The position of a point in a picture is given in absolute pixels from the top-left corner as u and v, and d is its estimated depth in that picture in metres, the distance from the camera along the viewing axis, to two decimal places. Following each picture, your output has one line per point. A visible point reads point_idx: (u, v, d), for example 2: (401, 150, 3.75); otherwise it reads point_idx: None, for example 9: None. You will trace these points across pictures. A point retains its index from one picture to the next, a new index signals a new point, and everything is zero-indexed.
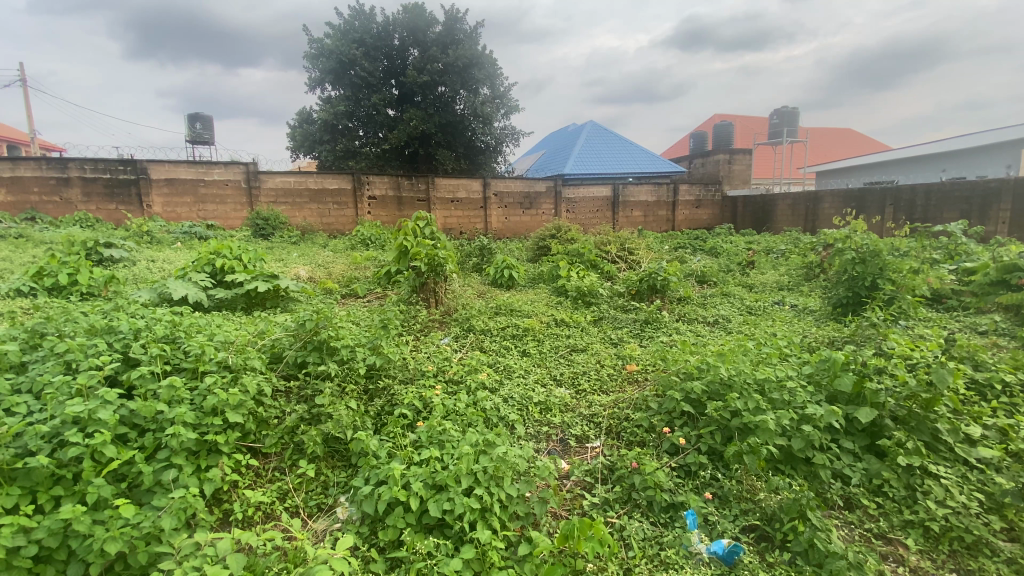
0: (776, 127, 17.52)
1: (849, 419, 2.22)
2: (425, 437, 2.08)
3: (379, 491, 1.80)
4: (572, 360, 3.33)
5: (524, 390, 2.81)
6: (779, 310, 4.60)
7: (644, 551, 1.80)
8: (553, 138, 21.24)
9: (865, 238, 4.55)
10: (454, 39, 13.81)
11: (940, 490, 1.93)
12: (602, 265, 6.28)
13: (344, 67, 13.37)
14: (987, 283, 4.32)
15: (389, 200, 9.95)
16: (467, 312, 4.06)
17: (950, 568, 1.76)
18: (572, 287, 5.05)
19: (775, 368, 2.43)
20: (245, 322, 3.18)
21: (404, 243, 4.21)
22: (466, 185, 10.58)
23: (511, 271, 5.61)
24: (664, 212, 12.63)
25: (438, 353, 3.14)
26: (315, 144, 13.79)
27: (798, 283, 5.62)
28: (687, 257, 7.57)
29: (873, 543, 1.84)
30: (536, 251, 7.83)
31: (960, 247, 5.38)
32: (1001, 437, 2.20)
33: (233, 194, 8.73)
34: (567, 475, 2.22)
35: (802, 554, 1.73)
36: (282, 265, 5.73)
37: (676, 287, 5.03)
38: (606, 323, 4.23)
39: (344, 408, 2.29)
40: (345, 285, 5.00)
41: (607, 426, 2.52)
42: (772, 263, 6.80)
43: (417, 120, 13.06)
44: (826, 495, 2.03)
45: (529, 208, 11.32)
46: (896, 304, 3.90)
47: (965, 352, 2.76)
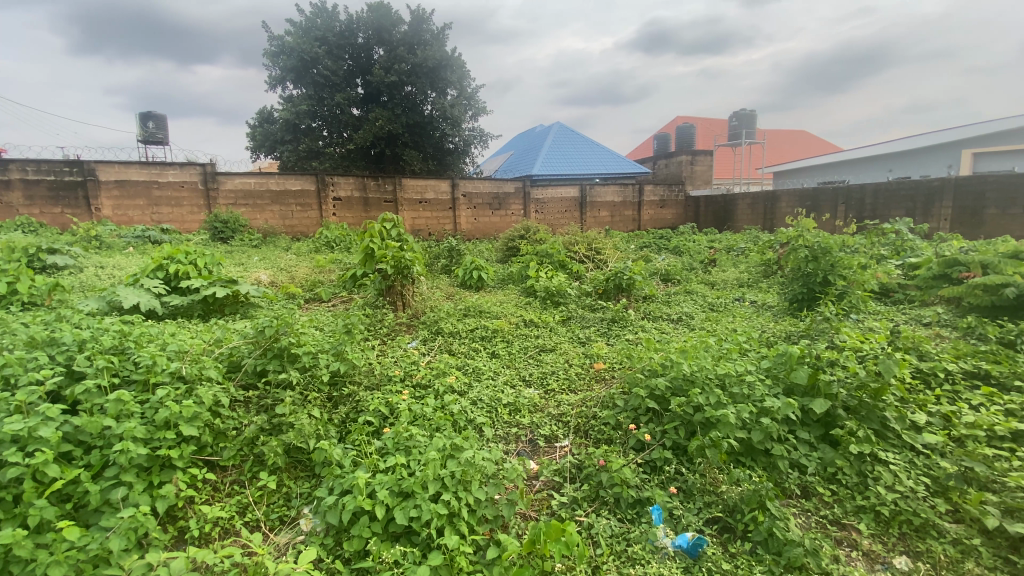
0: (735, 129, 18.09)
1: (805, 411, 2.31)
2: (391, 444, 2.04)
3: (344, 501, 1.75)
4: (541, 360, 3.35)
5: (493, 392, 2.80)
6: (739, 306, 4.76)
7: (612, 548, 1.82)
8: (521, 139, 21.33)
9: (817, 235, 4.75)
10: (421, 39, 13.68)
11: (889, 476, 2.03)
12: (572, 266, 6.32)
13: (306, 65, 13.06)
14: (931, 277, 4.56)
15: (355, 201, 9.77)
16: (435, 313, 4.02)
17: (899, 550, 1.84)
18: (540, 288, 5.07)
19: (735, 363, 2.50)
20: (202, 330, 3.05)
21: (369, 245, 4.07)
22: (434, 185, 10.47)
23: (480, 273, 5.57)
24: (630, 212, 12.87)
25: (405, 357, 3.09)
26: (277, 144, 13.42)
27: (758, 280, 5.82)
28: (652, 256, 7.72)
29: (828, 529, 1.91)
30: (506, 251, 7.84)
31: (906, 244, 5.67)
32: (945, 423, 2.34)
33: (189, 196, 8.39)
34: (536, 476, 2.23)
35: (762, 544, 1.79)
36: (242, 270, 5.53)
37: (642, 285, 5.13)
38: (574, 323, 4.26)
39: (306, 416, 2.22)
40: (309, 289, 4.89)
41: (576, 425, 2.55)
42: (733, 261, 7.02)
43: (383, 120, 12.86)
44: (785, 485, 2.09)
45: (499, 209, 11.34)
46: (847, 299, 4.09)
47: (911, 343, 2.94)
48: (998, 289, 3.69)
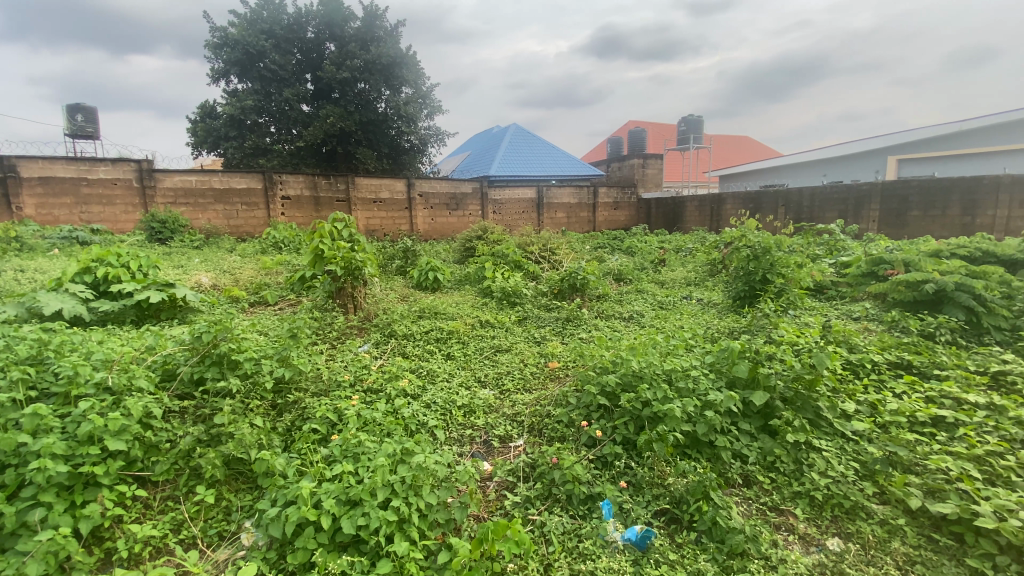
0: (684, 134, 18.78)
1: (746, 403, 2.41)
2: (338, 451, 1.97)
3: (287, 512, 1.67)
4: (496, 360, 3.34)
5: (448, 394, 2.77)
6: (687, 303, 4.93)
7: (564, 545, 1.83)
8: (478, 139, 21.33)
9: (758, 236, 4.99)
10: (374, 36, 13.39)
11: (822, 462, 2.16)
12: (527, 266, 6.35)
13: (252, 58, 12.52)
14: (860, 275, 4.88)
15: (306, 201, 9.45)
16: (388, 316, 3.94)
17: (832, 532, 1.95)
18: (497, 288, 5.07)
19: (680, 359, 2.59)
20: (133, 337, 2.86)
21: (320, 246, 3.93)
22: (389, 185, 10.27)
23: (436, 274, 5.51)
24: (585, 213, 13.11)
25: (356, 361, 3.01)
26: (220, 140, 12.77)
27: (704, 279, 6.05)
28: (606, 256, 7.88)
29: (767, 515, 2.00)
30: (463, 252, 7.78)
31: (839, 244, 6.04)
32: (871, 410, 2.51)
33: (123, 194, 7.85)
34: (490, 477, 2.23)
35: (706, 533, 1.86)
36: (180, 272, 5.22)
37: (596, 285, 5.22)
38: (530, 322, 4.29)
39: (248, 426, 2.10)
40: (255, 292, 4.68)
41: (530, 424, 2.56)
42: (681, 261, 7.27)
43: (334, 117, 12.48)
44: (728, 475, 2.17)
45: (456, 210, 11.26)
46: (784, 296, 4.34)
47: (841, 337, 3.14)
48: (918, 285, 4.02)
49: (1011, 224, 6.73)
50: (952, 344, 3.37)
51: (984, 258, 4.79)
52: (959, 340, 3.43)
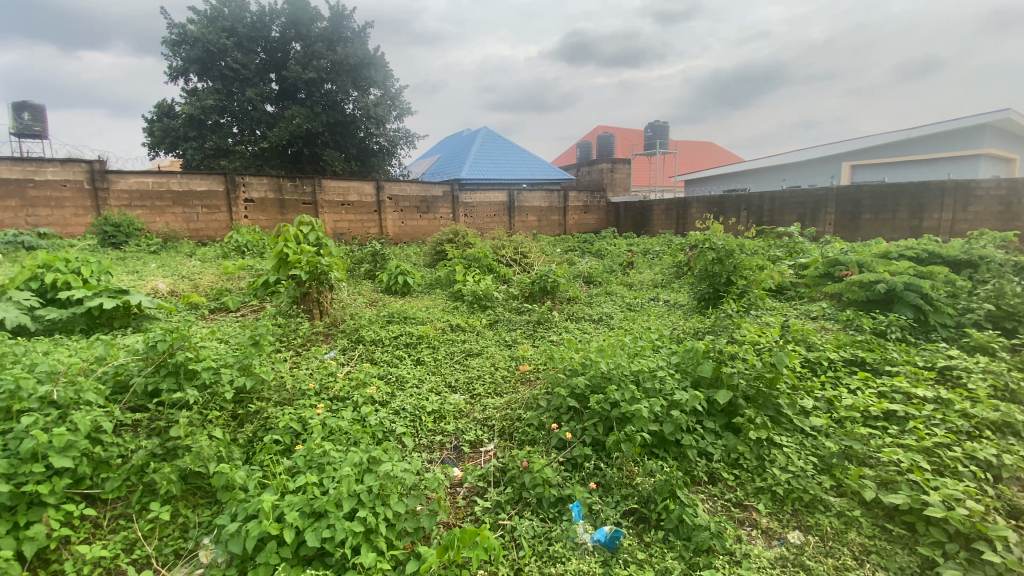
0: (650, 140, 19.20)
1: (711, 402, 2.47)
2: (302, 462, 1.91)
3: (247, 527, 1.61)
4: (467, 364, 3.32)
5: (417, 400, 2.73)
6: (654, 305, 5.02)
7: (534, 549, 1.83)
8: (448, 143, 21.24)
9: (721, 239, 5.14)
10: (341, 36, 13.17)
11: (783, 458, 2.23)
12: (499, 269, 6.34)
13: (213, 56, 12.12)
14: (818, 275, 5.08)
15: (270, 203, 9.18)
16: (355, 321, 3.86)
17: (793, 525, 2.00)
18: (467, 292, 5.03)
19: (648, 360, 2.64)
20: (82, 347, 2.71)
21: (284, 250, 3.82)
22: (357, 187, 10.10)
23: (405, 278, 5.44)
24: (556, 217, 13.22)
25: (321, 368, 2.94)
26: (179, 140, 12.28)
27: (670, 280, 6.19)
28: (576, 259, 7.95)
29: (731, 511, 2.05)
30: (434, 256, 7.71)
31: (798, 246, 6.28)
32: (828, 406, 2.62)
33: (73, 196, 7.46)
34: (460, 483, 2.21)
35: (674, 531, 1.89)
36: (134, 278, 4.99)
37: (565, 288, 5.28)
38: (501, 326, 4.29)
39: (206, 438, 2.02)
40: (215, 298, 4.52)
41: (500, 428, 2.56)
42: (649, 263, 7.41)
43: (300, 118, 12.20)
44: (693, 473, 2.22)
45: (427, 213, 11.16)
46: (746, 297, 4.48)
47: (800, 336, 3.26)
48: (870, 285, 4.22)
49: (955, 227, 7.14)
50: (903, 341, 3.54)
51: (930, 259, 5.07)
52: (908, 336, 3.61)
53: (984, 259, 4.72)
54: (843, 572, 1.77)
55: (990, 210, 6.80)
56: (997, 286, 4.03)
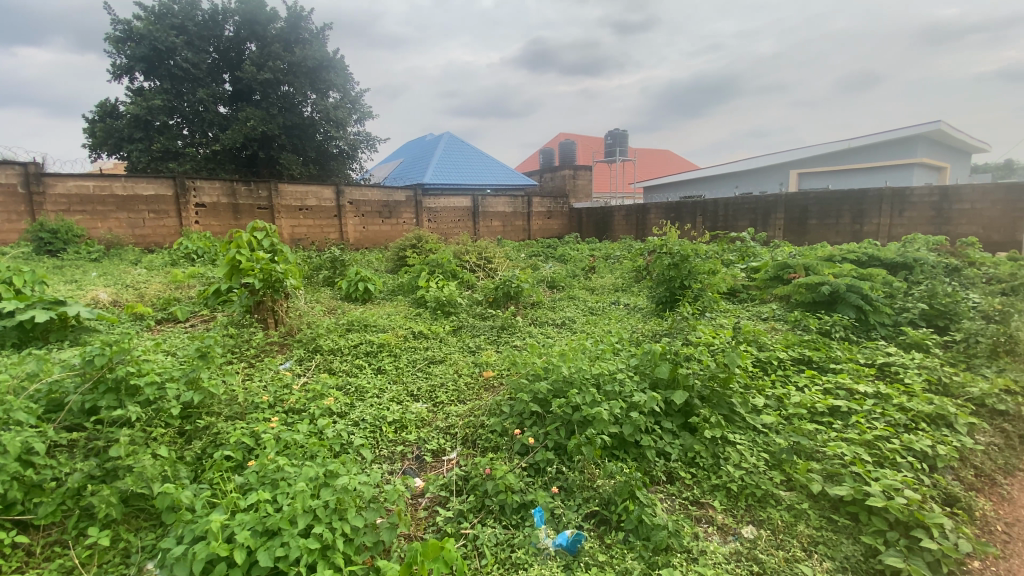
0: (610, 148, 19.83)
1: (668, 403, 2.54)
2: (255, 478, 1.84)
3: (193, 550, 1.52)
4: (429, 372, 3.29)
5: (378, 410, 2.69)
6: (615, 309, 5.13)
7: (497, 557, 1.82)
8: (411, 147, 21.07)
9: (678, 244, 5.30)
10: (299, 37, 12.84)
11: (737, 455, 2.31)
12: (463, 275, 6.31)
13: (161, 55, 11.58)
14: (769, 278, 5.31)
15: (223, 208, 8.82)
16: (312, 330, 3.76)
17: (747, 520, 2.07)
18: (430, 298, 4.98)
19: (608, 363, 2.70)
20: (12, 363, 2.52)
21: (236, 257, 3.67)
22: (316, 192, 9.86)
23: (366, 284, 5.34)
24: (520, 222, 13.29)
25: (276, 380, 2.84)
26: (123, 142, 11.65)
27: (630, 284, 6.33)
28: (540, 264, 8.02)
29: (689, 509, 2.10)
30: (396, 261, 7.60)
31: (750, 250, 6.55)
32: (778, 404, 2.74)
33: (5, 200, 6.96)
34: (422, 493, 2.17)
35: (634, 531, 1.92)
36: (73, 288, 4.69)
37: (529, 293, 5.31)
38: (465, 332, 4.27)
39: (149, 457, 1.91)
40: (162, 308, 4.31)
41: (463, 435, 2.54)
42: (610, 268, 7.56)
43: (255, 120, 11.81)
44: (652, 472, 2.27)
45: (389, 218, 10.99)
46: (702, 300, 4.63)
47: (751, 337, 3.41)
48: (816, 287, 4.45)
49: (892, 231, 7.62)
50: (846, 340, 3.74)
51: (870, 261, 5.39)
52: (851, 335, 3.82)
53: (918, 261, 5.06)
54: (793, 563, 1.84)
55: (923, 215, 7.30)
56: (929, 287, 4.32)
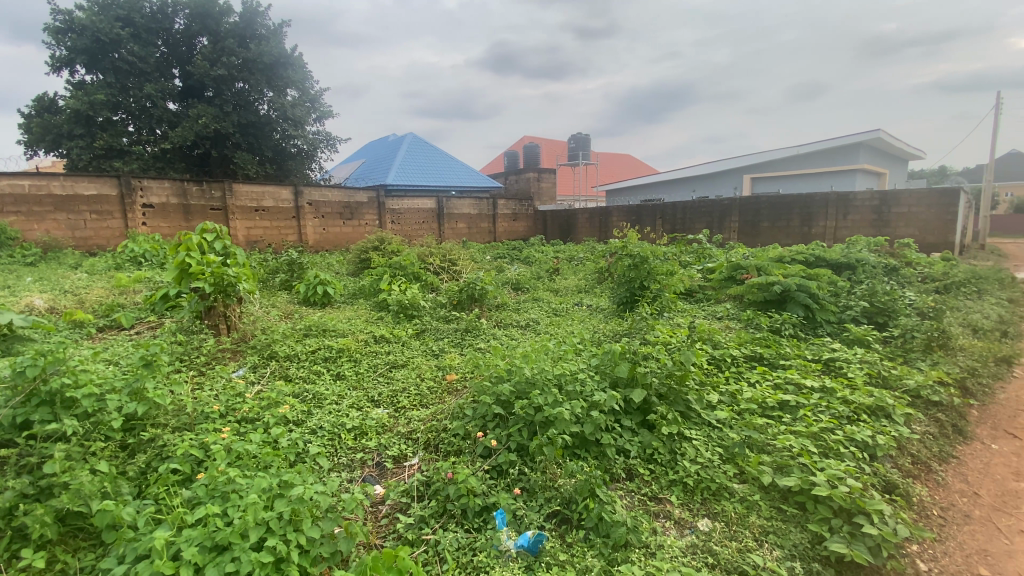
0: (573, 151, 20.21)
1: (628, 401, 2.60)
2: (204, 491, 1.76)
3: (135, 570, 1.44)
4: (391, 377, 3.24)
5: (336, 418, 2.63)
6: (578, 309, 5.20)
7: (458, 561, 1.81)
8: (373, 147, 20.73)
9: (638, 246, 5.43)
10: (255, 33, 12.40)
11: (693, 451, 2.39)
12: (426, 277, 6.24)
13: (104, 47, 10.97)
14: (723, 279, 5.52)
15: (172, 209, 8.42)
16: (267, 336, 3.64)
17: (702, 513, 2.13)
18: (393, 301, 4.90)
19: (569, 364, 2.74)
20: None
21: (185, 260, 3.51)
22: (273, 193, 9.55)
23: (325, 288, 5.21)
24: (485, 224, 13.28)
25: (229, 389, 2.73)
26: (61, 138, 10.95)
27: (593, 286, 6.43)
28: (505, 266, 8.03)
29: (647, 505, 2.15)
30: (358, 263, 7.44)
31: (706, 251, 6.78)
32: (731, 400, 2.84)
33: None
34: (382, 501, 2.14)
35: (594, 529, 1.95)
36: (4, 294, 4.38)
37: (493, 295, 5.31)
38: (428, 335, 4.22)
39: (87, 473, 1.79)
40: (104, 315, 4.08)
41: (425, 440, 2.51)
42: (574, 269, 7.66)
43: (207, 118, 11.33)
44: (612, 470, 2.31)
45: (351, 219, 10.77)
46: (660, 300, 4.76)
47: (707, 335, 3.54)
48: (767, 287, 4.64)
49: (838, 233, 8.04)
50: (795, 337, 3.92)
51: (817, 262, 5.67)
52: (800, 333, 4.00)
53: (860, 262, 5.37)
54: (745, 553, 1.90)
55: (865, 218, 7.74)
56: (870, 286, 4.60)
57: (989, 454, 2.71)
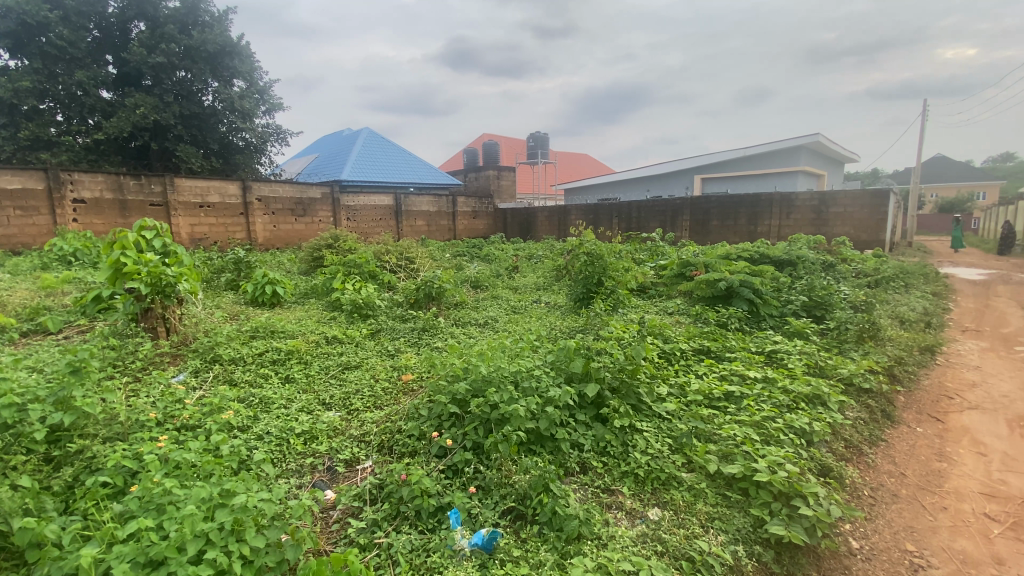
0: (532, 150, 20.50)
1: (582, 396, 2.65)
2: (138, 504, 1.66)
3: None
4: (344, 379, 3.16)
5: (284, 422, 2.55)
6: (536, 307, 5.25)
7: (411, 564, 1.79)
8: (327, 142, 20.11)
9: (594, 244, 5.53)
10: (198, 20, 11.75)
11: (643, 442, 2.46)
12: (382, 276, 6.12)
13: (29, 30, 10.13)
14: (674, 276, 5.70)
15: (107, 205, 7.89)
16: (210, 338, 3.47)
17: (653, 502, 2.20)
18: (347, 301, 4.77)
19: (525, 361, 2.76)
20: None
21: (119, 259, 3.27)
22: (218, 187, 9.11)
23: (275, 287, 5.01)
24: (445, 222, 13.19)
25: (167, 395, 2.59)
26: None
27: (551, 283, 6.49)
28: (464, 264, 7.99)
29: (600, 497, 2.19)
30: (312, 261, 7.21)
31: (659, 249, 6.98)
32: (681, 392, 2.95)
33: None
34: (333, 507, 2.09)
35: (547, 523, 1.98)
36: None
37: (451, 293, 5.27)
38: (383, 335, 4.15)
39: (6, 489, 1.66)
40: (28, 319, 3.79)
41: (379, 442, 2.47)
42: (532, 267, 7.71)
43: (145, 108, 10.67)
44: (567, 464, 2.35)
45: (303, 216, 10.43)
46: (614, 297, 4.86)
47: (658, 330, 3.66)
48: (714, 283, 4.84)
49: (781, 231, 8.45)
50: (740, 330, 4.11)
51: (761, 259, 5.95)
52: (744, 326, 4.19)
53: (800, 259, 5.67)
54: (692, 539, 1.98)
55: (806, 218, 8.19)
56: (809, 281, 4.87)
57: (914, 437, 2.93)
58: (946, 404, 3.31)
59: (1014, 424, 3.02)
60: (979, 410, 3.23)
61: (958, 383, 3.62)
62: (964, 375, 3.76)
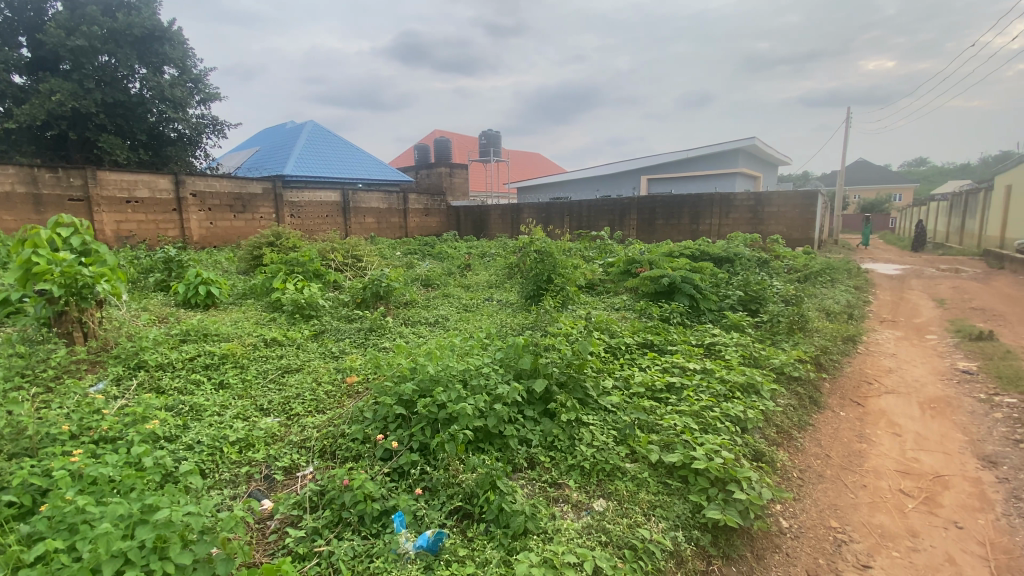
0: (484, 148, 20.46)
1: (530, 392, 2.68)
2: (47, 525, 1.53)
3: None
4: (284, 382, 3.04)
5: (218, 430, 2.42)
6: (488, 305, 5.23)
7: (353, 569, 1.74)
8: (269, 135, 19.21)
9: (544, 242, 5.58)
10: (125, 2, 10.91)
11: (589, 435, 2.52)
12: (328, 275, 5.90)
13: None
14: (620, 272, 5.86)
15: (19, 200, 7.22)
16: (134, 343, 3.23)
17: (598, 493, 2.25)
18: (288, 301, 4.58)
19: (473, 359, 2.77)
20: None
21: (30, 259, 2.99)
22: (148, 181, 8.51)
23: (209, 288, 4.75)
24: (396, 220, 12.93)
25: (85, 406, 2.40)
26: None
27: (503, 281, 6.49)
28: (414, 262, 7.85)
29: (547, 492, 2.22)
30: (252, 260, 6.86)
31: (607, 246, 7.14)
32: (625, 385, 3.03)
33: None
34: (270, 517, 2.01)
35: (494, 520, 1.99)
36: None
37: (400, 292, 5.18)
38: (327, 336, 4.01)
39: None
40: None
41: (320, 448, 2.39)
42: (484, 265, 7.69)
43: (61, 94, 9.76)
44: (514, 460, 2.37)
45: (243, 213, 9.93)
46: (563, 294, 4.94)
47: (604, 326, 3.76)
48: (658, 280, 5.01)
49: (721, 229, 8.86)
50: (681, 325, 4.27)
51: (702, 256, 6.22)
52: (686, 320, 4.36)
53: (737, 256, 5.97)
54: (634, 528, 2.03)
55: (743, 217, 8.61)
56: (744, 277, 5.13)
57: (838, 421, 3.16)
58: (867, 390, 3.59)
59: (925, 406, 3.31)
60: (894, 394, 3.52)
61: (876, 369, 3.93)
62: (882, 362, 4.09)
